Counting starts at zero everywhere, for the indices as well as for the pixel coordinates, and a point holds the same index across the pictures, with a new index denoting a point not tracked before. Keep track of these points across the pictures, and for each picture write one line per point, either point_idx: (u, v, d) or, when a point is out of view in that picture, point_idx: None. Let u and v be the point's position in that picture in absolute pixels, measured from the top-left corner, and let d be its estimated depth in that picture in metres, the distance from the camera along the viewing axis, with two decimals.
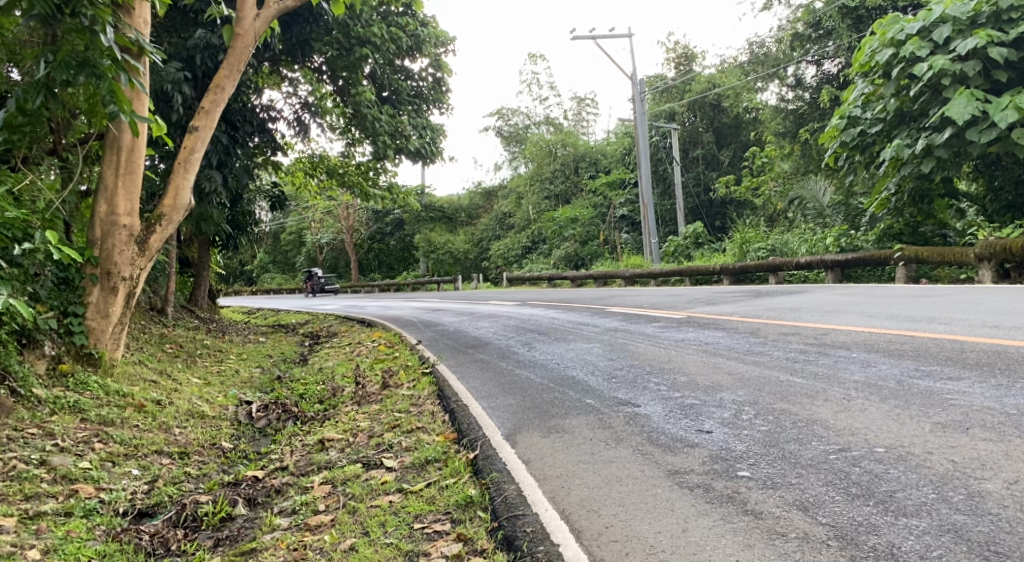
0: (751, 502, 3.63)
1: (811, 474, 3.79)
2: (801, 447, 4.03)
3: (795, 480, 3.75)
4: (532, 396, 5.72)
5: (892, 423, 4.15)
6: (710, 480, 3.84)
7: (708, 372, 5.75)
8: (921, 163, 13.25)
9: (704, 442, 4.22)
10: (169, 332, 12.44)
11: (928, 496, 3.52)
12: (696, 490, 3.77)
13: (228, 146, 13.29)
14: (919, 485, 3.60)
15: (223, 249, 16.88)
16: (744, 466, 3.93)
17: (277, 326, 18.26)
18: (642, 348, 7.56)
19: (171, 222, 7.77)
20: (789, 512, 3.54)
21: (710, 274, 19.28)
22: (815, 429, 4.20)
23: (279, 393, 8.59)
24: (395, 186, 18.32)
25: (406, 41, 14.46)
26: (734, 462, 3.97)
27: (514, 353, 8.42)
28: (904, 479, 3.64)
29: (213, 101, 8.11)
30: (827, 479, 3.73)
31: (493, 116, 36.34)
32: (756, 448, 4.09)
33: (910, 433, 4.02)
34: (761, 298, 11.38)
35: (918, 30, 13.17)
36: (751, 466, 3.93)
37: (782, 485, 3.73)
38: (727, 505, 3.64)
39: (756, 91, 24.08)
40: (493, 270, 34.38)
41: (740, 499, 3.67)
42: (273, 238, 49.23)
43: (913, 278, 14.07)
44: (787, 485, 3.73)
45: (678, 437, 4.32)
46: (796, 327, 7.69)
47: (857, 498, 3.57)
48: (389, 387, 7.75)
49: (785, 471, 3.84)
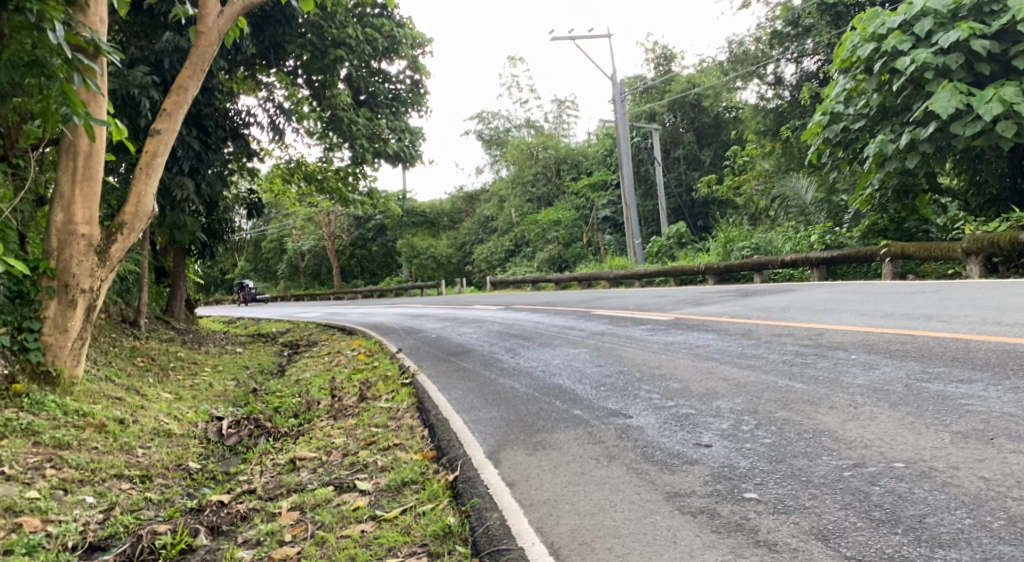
0: (763, 530, 3.30)
1: (826, 496, 3.47)
2: (810, 463, 3.71)
3: (810, 503, 3.43)
4: (516, 408, 5.37)
5: (906, 433, 3.84)
6: (715, 505, 3.51)
7: (702, 378, 5.43)
8: (905, 159, 13.00)
9: (704, 458, 3.89)
10: (140, 345, 12.01)
11: (965, 521, 3.19)
12: (699, 517, 3.44)
13: (200, 152, 12.86)
14: (952, 508, 3.28)
15: (198, 258, 16.42)
16: (750, 487, 3.61)
17: (255, 336, 17.85)
18: (630, 353, 7.24)
19: (133, 231, 7.36)
20: (807, 543, 3.20)
21: (694, 274, 19.04)
22: (824, 441, 3.88)
23: (252, 408, 8.21)
24: (374, 191, 17.95)
25: (381, 42, 14.12)
26: (739, 482, 3.64)
27: (497, 361, 8.07)
28: (932, 501, 3.33)
29: (176, 104, 7.71)
30: (845, 501, 3.40)
31: (472, 119, 35.98)
32: (761, 465, 3.76)
33: (929, 444, 3.72)
34: (749, 298, 11.11)
35: (900, 24, 12.99)
36: (758, 487, 3.60)
37: (795, 509, 3.41)
38: (737, 534, 3.30)
39: (735, 90, 23.91)
40: (477, 274, 34.02)
41: (749, 527, 3.34)
42: (253, 247, 48.64)
43: (900, 274, 13.83)
44: (801, 509, 3.40)
45: (676, 453, 3.99)
46: (789, 327, 7.40)
47: (883, 525, 3.24)
48: (367, 399, 7.39)
49: (797, 492, 3.51)
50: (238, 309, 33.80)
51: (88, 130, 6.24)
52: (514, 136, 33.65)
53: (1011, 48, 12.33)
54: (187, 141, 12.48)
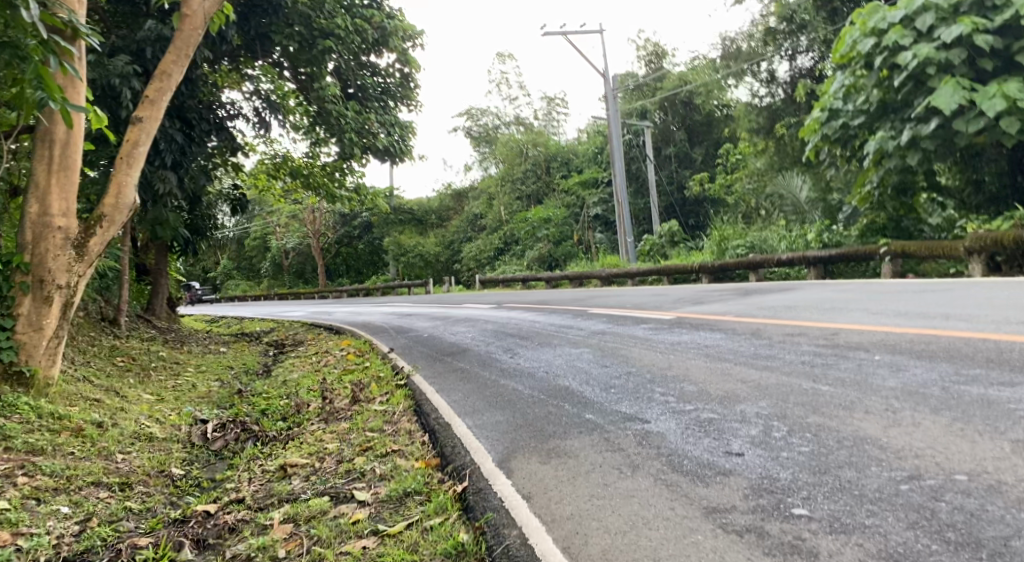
0: (824, 553, 3.01)
1: (886, 513, 3.19)
2: (860, 475, 3.43)
3: (870, 521, 3.14)
4: (522, 412, 5.06)
5: (959, 442, 3.57)
6: (762, 522, 3.22)
7: (719, 380, 5.15)
8: (907, 156, 12.80)
9: (739, 469, 3.61)
10: (121, 344, 11.62)
11: None
12: (748, 537, 3.15)
13: (184, 145, 12.46)
14: None
15: (182, 254, 16.00)
16: (798, 502, 3.32)
17: (240, 335, 17.43)
18: (636, 353, 6.95)
19: (113, 224, 7.00)
20: None
21: (688, 273, 18.79)
22: (870, 450, 3.60)
23: (239, 410, 7.87)
24: (363, 187, 17.60)
25: (371, 33, 13.76)
26: (785, 497, 3.36)
27: (496, 362, 7.76)
28: (1010, 519, 3.05)
29: (160, 90, 7.35)
30: (910, 520, 3.12)
31: (461, 116, 35.60)
32: (805, 476, 3.48)
33: (989, 454, 3.44)
34: (750, 297, 10.86)
35: (901, 19, 12.75)
36: (806, 501, 3.31)
37: (855, 528, 3.12)
38: (795, 558, 3.01)
39: (727, 87, 23.68)
40: (466, 273, 33.65)
41: (808, 549, 3.05)
42: (237, 244, 48.02)
43: (899, 273, 13.62)
44: (862, 528, 3.12)
45: (707, 462, 3.70)
46: (799, 326, 7.14)
47: (961, 548, 2.96)
48: (360, 401, 7.07)
49: (852, 509, 3.23)
50: (224, 307, 33.27)
51: (65, 117, 5.85)
52: (503, 134, 33.31)
53: (1013, 43, 12.10)
54: (171, 134, 12.06)
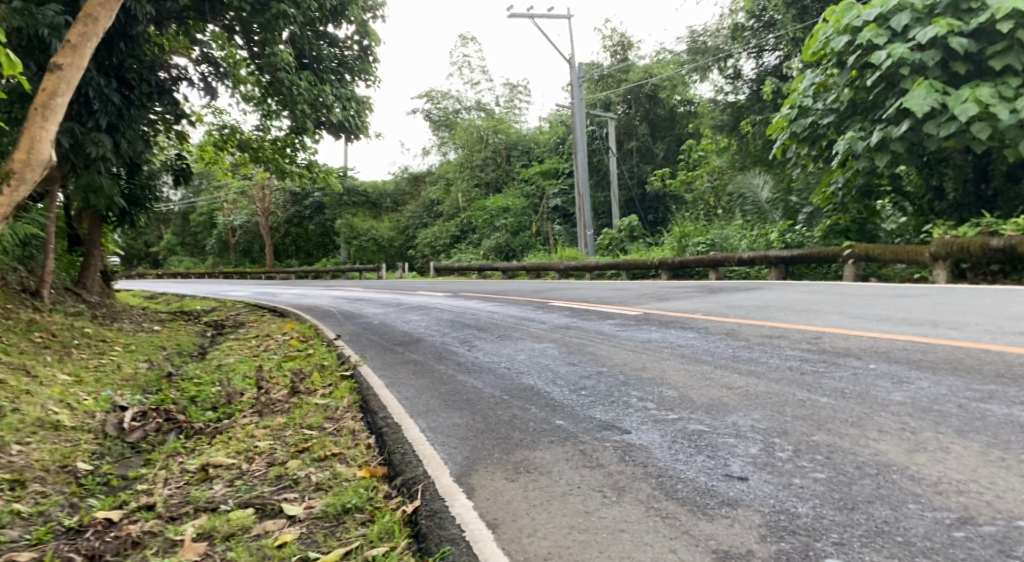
0: None
1: None
2: (897, 514, 2.94)
3: None
4: (484, 415, 4.54)
5: (1003, 474, 3.13)
6: None
7: (702, 384, 4.67)
8: (876, 157, 12.45)
9: (746, 499, 3.11)
10: (41, 318, 10.74)
11: None
12: None
13: (122, 107, 11.57)
14: None
15: (118, 226, 15.00)
16: (828, 546, 2.81)
17: (178, 314, 16.53)
18: (603, 351, 6.43)
19: (24, 182, 6.28)
20: None
21: (647, 268, 18.42)
22: (900, 482, 3.13)
23: (165, 396, 7.21)
24: (315, 164, 16.77)
25: (329, 1, 13.01)
26: (813, 540, 2.85)
27: (452, 354, 7.18)
28: None
29: (83, 35, 6.73)
30: None
31: (421, 99, 34.73)
32: (830, 513, 2.98)
33: None
34: (715, 295, 10.43)
35: (876, 17, 12.38)
36: (838, 546, 2.81)
37: None
38: None
39: (691, 81, 23.33)
40: (421, 259, 32.88)
41: None
42: (182, 219, 46.43)
43: (862, 277, 13.32)
44: None
45: (706, 489, 3.21)
46: (776, 327, 6.70)
47: None
48: (300, 393, 6.44)
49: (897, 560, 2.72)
50: (167, 284, 32.01)
51: None
52: (463, 120, 32.60)
53: (987, 48, 11.74)
54: (106, 94, 11.17)
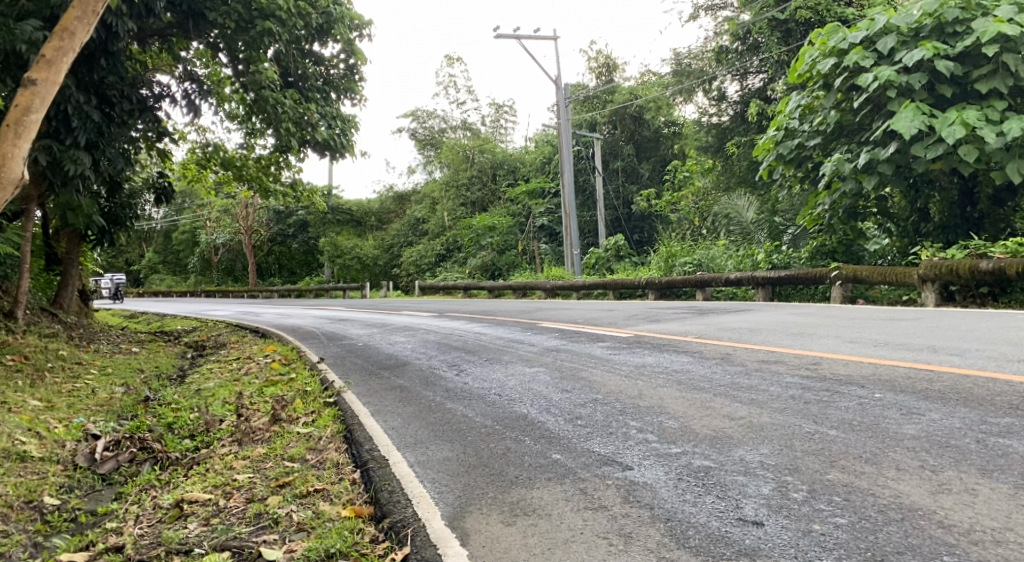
0: None
1: None
2: None
3: None
4: (476, 448, 4.38)
5: None
6: None
7: (703, 413, 4.47)
8: (863, 179, 12.35)
9: (764, 549, 3.01)
10: (14, 340, 10.42)
11: None
12: None
13: (101, 124, 11.29)
14: None
15: (97, 244, 14.65)
16: None
17: (159, 334, 16.18)
18: (597, 377, 6.22)
19: None
20: None
21: (634, 289, 18.28)
22: (931, 529, 3.04)
23: (141, 422, 6.96)
24: (299, 182, 16.54)
25: (314, 19, 12.85)
26: None
27: (439, 379, 6.94)
28: None
29: (58, 50, 6.50)
30: None
31: (406, 118, 34.58)
32: None
33: None
34: (706, 317, 10.25)
35: (862, 40, 12.33)
36: None
37: None
38: None
39: (675, 102, 23.33)
40: (405, 278, 32.60)
41: None
42: (164, 238, 45.91)
43: (850, 298, 13.13)
44: None
45: (720, 536, 3.11)
46: (773, 351, 6.51)
47: None
48: (281, 421, 6.19)
49: None
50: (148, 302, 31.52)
51: None
52: (449, 139, 32.47)
53: (972, 71, 11.69)
54: (86, 110, 10.89)
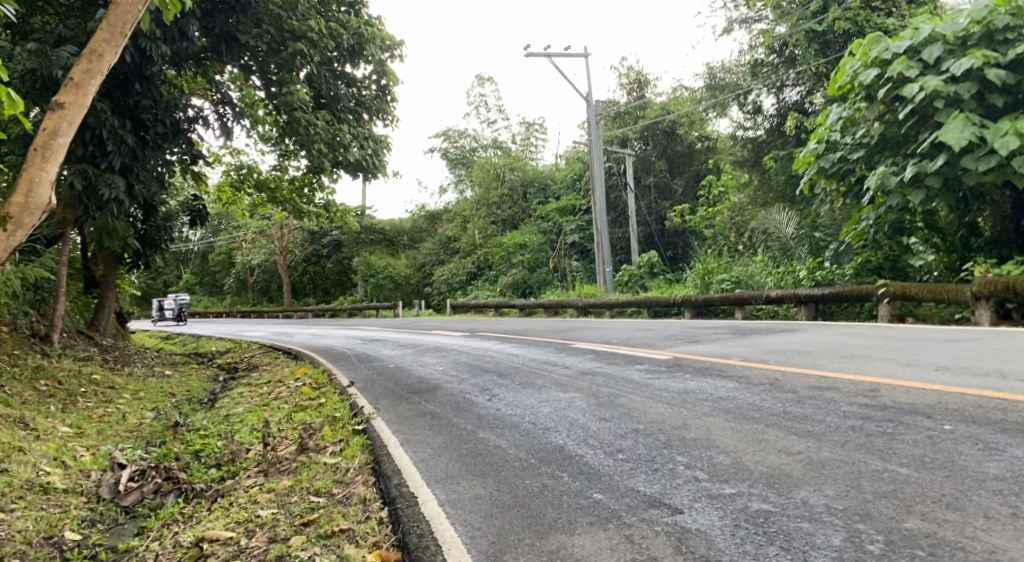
0: None
1: None
2: None
3: None
4: (511, 485, 4.12)
5: None
6: None
7: (756, 447, 4.16)
8: (910, 194, 11.90)
9: None
10: (49, 364, 10.39)
11: None
12: None
13: (135, 148, 11.28)
14: None
15: (133, 266, 14.67)
16: None
17: (192, 355, 16.17)
18: (638, 404, 5.91)
19: (21, 226, 5.90)
20: None
21: (669, 307, 17.90)
22: None
23: (169, 449, 6.80)
24: (332, 203, 16.47)
25: (346, 40, 12.77)
26: None
27: (471, 406, 6.67)
28: None
29: (86, 72, 6.35)
30: None
31: (437, 137, 34.57)
32: None
33: None
34: (747, 337, 9.87)
35: (906, 50, 11.92)
36: None
37: None
38: None
39: (709, 117, 22.97)
40: (437, 297, 32.48)
41: None
42: (200, 258, 46.39)
43: (897, 316, 12.65)
44: None
45: None
46: (824, 376, 6.15)
47: None
48: (309, 450, 5.97)
49: None
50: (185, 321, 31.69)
51: None
52: (480, 158, 32.38)
53: None
54: (121, 135, 10.90)
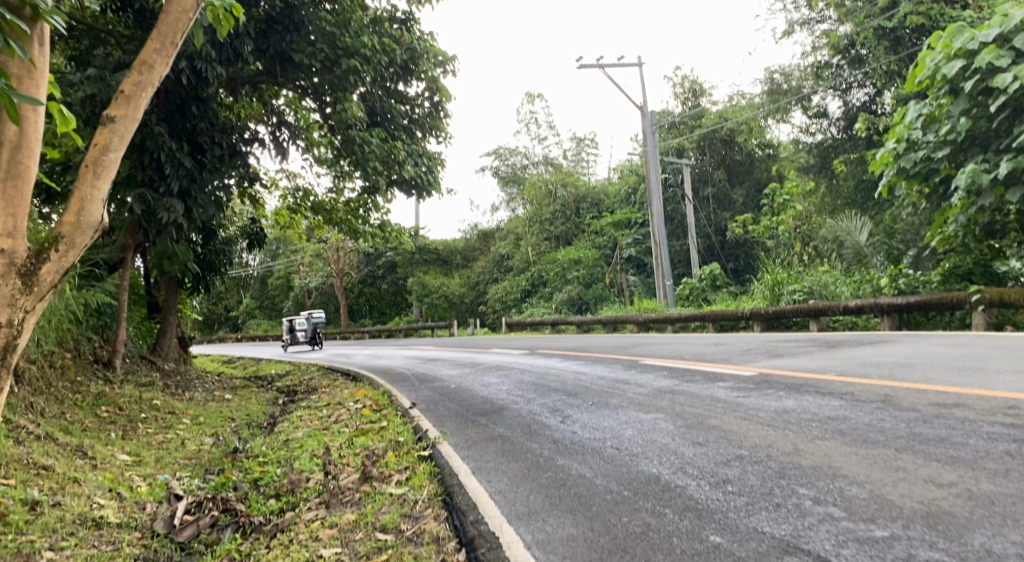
0: None
1: None
2: None
3: None
4: (609, 524, 3.62)
5: None
6: None
7: (897, 478, 3.71)
8: (1005, 192, 10.99)
9: None
10: (110, 390, 10.19)
11: None
12: None
13: (193, 170, 11.04)
14: None
15: (193, 290, 14.55)
16: None
17: (252, 378, 15.96)
18: (733, 425, 5.33)
19: (72, 247, 5.53)
20: None
21: (737, 320, 17.10)
22: None
23: (227, 478, 6.43)
24: (388, 224, 16.16)
25: (400, 55, 12.46)
26: None
27: (543, 428, 6.15)
28: None
29: (137, 84, 5.90)
30: None
31: (489, 155, 34.24)
32: None
33: None
34: (836, 350, 9.15)
35: (994, 38, 11.07)
36: None
37: None
38: None
39: (769, 123, 22.16)
40: (492, 315, 32.05)
41: None
42: (259, 282, 46.83)
43: (995, 325, 11.74)
44: None
45: None
46: (946, 392, 5.52)
47: None
48: (372, 479, 5.50)
49: None
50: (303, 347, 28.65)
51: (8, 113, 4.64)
52: (532, 174, 31.95)
53: None
54: (178, 157, 10.71)
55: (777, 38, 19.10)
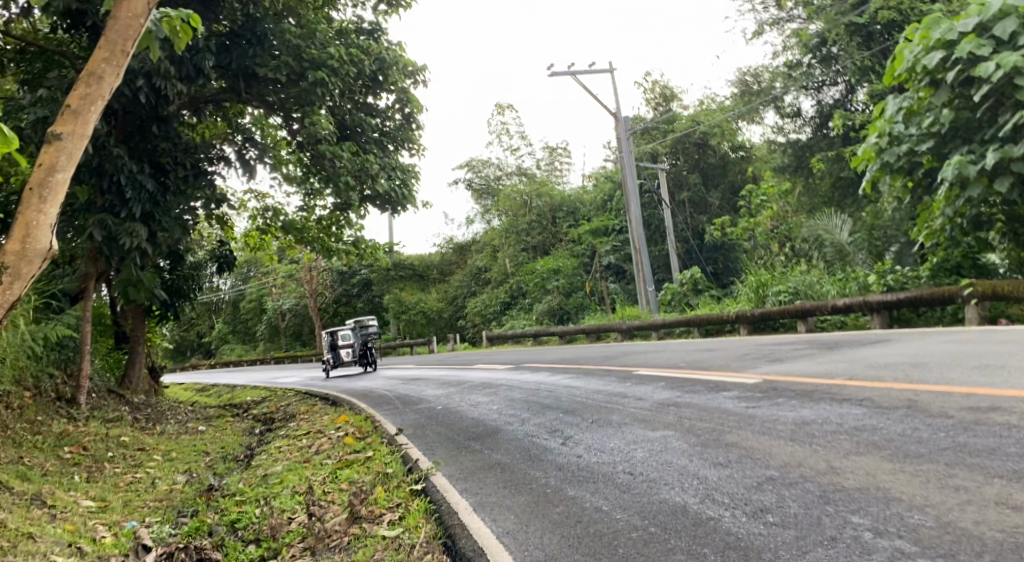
0: None
1: None
2: None
3: None
4: None
5: None
6: None
7: (962, 501, 3.52)
8: (994, 183, 10.62)
9: None
10: (74, 428, 9.56)
11: None
12: None
13: (156, 193, 10.47)
14: None
15: (162, 318, 13.88)
16: None
17: (228, 406, 15.29)
18: (753, 442, 4.91)
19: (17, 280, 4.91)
20: None
21: (723, 323, 16.75)
22: None
23: (201, 521, 5.89)
24: (362, 240, 15.63)
25: (368, 65, 11.95)
26: None
27: (544, 452, 5.69)
28: None
29: (85, 98, 5.30)
30: None
31: (461, 169, 33.71)
32: None
33: None
34: (838, 352, 8.79)
35: (973, 28, 10.67)
36: None
37: None
38: None
39: (740, 124, 21.94)
40: (472, 329, 31.56)
41: None
42: (232, 306, 45.90)
43: (989, 318, 11.42)
44: None
45: None
46: (974, 394, 5.17)
47: None
48: (361, 519, 5.02)
49: None
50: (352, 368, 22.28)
51: None
52: (506, 186, 31.52)
53: None
54: (139, 180, 10.13)
55: (748, 40, 18.82)
